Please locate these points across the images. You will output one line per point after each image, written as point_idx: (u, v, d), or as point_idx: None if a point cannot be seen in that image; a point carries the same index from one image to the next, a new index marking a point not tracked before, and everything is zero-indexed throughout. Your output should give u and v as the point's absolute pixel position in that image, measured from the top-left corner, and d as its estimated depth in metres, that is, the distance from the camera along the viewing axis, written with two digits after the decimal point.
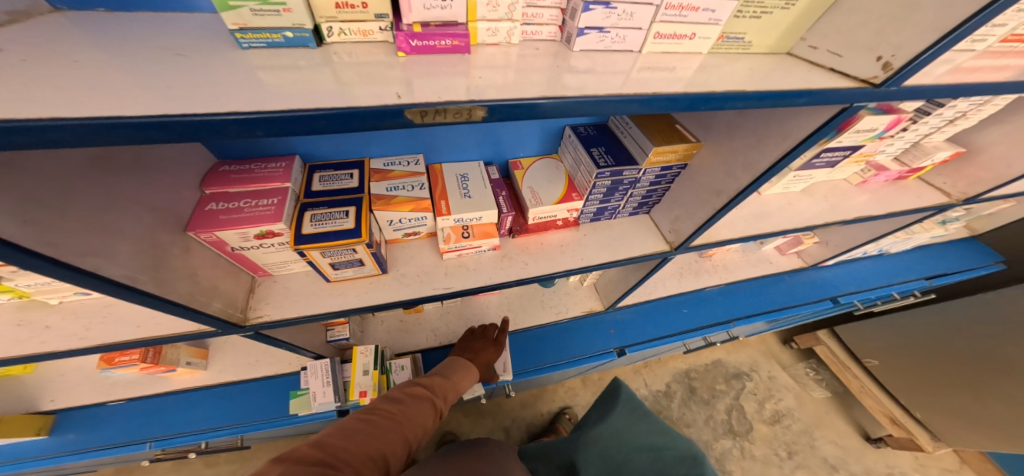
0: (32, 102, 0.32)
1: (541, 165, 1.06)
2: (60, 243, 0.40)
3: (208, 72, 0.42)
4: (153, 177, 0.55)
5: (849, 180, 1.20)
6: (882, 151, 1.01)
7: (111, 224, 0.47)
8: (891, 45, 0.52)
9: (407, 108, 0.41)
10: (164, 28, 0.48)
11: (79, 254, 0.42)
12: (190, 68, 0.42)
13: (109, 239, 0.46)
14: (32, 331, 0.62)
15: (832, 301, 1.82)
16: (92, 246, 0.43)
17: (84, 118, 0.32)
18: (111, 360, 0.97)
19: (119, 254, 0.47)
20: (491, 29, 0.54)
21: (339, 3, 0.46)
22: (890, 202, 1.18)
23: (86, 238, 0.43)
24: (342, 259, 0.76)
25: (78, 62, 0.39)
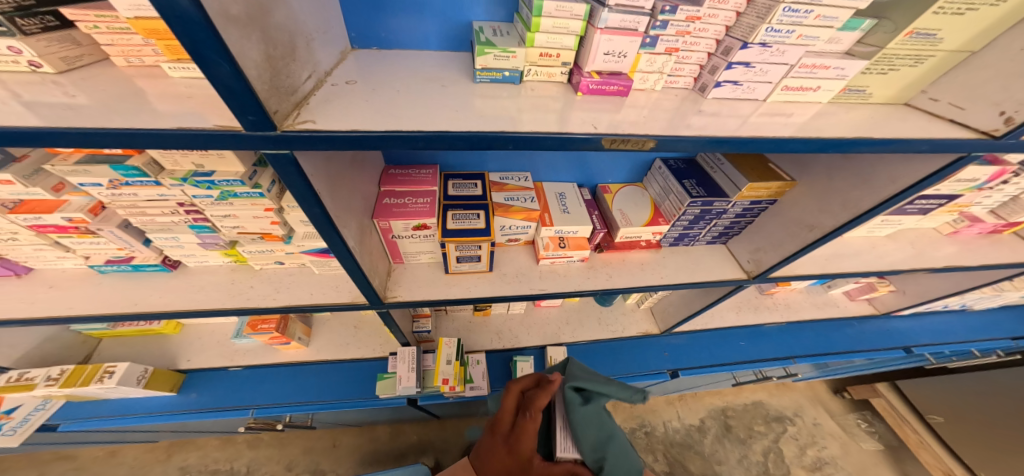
0: (376, 119, 0.51)
1: (628, 191, 1.16)
2: (338, 213, 0.59)
3: (451, 99, 0.59)
4: (367, 174, 0.75)
5: (939, 230, 1.27)
6: (978, 202, 1.09)
7: (353, 208, 0.66)
8: (1016, 101, 0.58)
9: (604, 136, 0.55)
10: (411, 63, 0.71)
11: (341, 224, 0.61)
12: (441, 98, 0.59)
13: (350, 218, 0.64)
14: (241, 288, 0.82)
15: (904, 350, 1.84)
16: (345, 220, 0.62)
17: (414, 132, 0.48)
18: (253, 326, 1.16)
19: (350, 229, 0.65)
20: (644, 78, 0.67)
21: (543, 53, 0.63)
22: (981, 254, 1.23)
23: (344, 213, 0.62)
24: (468, 254, 0.87)
25: (388, 88, 0.60)
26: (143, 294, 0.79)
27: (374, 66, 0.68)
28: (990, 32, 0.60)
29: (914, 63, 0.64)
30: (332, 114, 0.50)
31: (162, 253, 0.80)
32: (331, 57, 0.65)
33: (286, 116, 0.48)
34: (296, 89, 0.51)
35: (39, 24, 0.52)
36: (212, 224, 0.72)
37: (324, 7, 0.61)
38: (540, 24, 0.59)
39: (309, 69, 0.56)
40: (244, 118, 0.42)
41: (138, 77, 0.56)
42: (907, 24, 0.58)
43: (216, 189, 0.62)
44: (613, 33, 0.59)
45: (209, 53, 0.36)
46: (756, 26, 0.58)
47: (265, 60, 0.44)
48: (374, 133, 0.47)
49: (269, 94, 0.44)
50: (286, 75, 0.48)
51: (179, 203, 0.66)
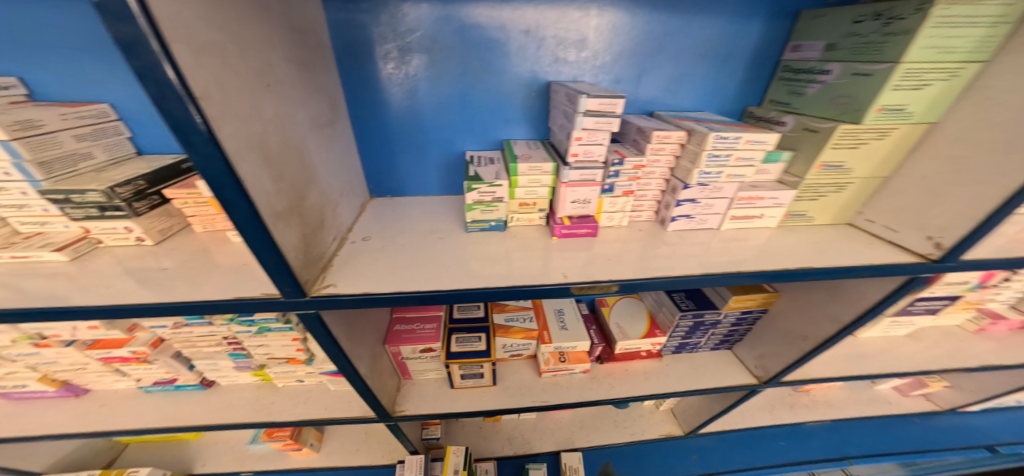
0: (389, 279, 0.62)
1: (624, 303, 1.21)
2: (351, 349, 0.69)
3: (444, 251, 0.71)
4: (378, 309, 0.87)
5: (964, 326, 1.20)
6: (990, 297, 1.07)
7: (367, 339, 0.78)
8: (937, 228, 0.67)
9: (573, 285, 0.63)
10: (419, 211, 0.86)
11: (356, 356, 0.70)
12: (440, 246, 0.72)
13: (364, 348, 0.75)
14: (264, 404, 0.90)
15: (987, 451, 1.59)
16: (360, 352, 0.72)
17: (412, 292, 0.59)
18: (268, 433, 1.22)
19: (364, 357, 0.74)
20: (610, 216, 0.79)
21: (522, 203, 0.75)
22: (1022, 352, 1.13)
23: (358, 346, 0.72)
24: (471, 372, 0.94)
25: (396, 241, 0.73)
26: (179, 410, 0.89)
27: (387, 216, 0.83)
28: (889, 163, 0.72)
29: (838, 190, 0.75)
30: (353, 277, 0.61)
31: (202, 374, 0.90)
32: (354, 212, 0.80)
33: (315, 282, 0.59)
34: (323, 255, 0.63)
35: (148, 204, 0.67)
36: (246, 352, 0.83)
37: (347, 170, 0.77)
38: (518, 181, 0.71)
39: (334, 232, 0.69)
40: (283, 290, 0.53)
41: (210, 243, 0.70)
42: (816, 156, 0.71)
43: (255, 325, 0.74)
44: (577, 185, 0.70)
45: (260, 244, 0.47)
46: (690, 170, 0.71)
47: (300, 240, 0.55)
48: (384, 293, 0.58)
49: (304, 268, 0.56)
50: (316, 245, 0.61)
51: (224, 337, 0.79)
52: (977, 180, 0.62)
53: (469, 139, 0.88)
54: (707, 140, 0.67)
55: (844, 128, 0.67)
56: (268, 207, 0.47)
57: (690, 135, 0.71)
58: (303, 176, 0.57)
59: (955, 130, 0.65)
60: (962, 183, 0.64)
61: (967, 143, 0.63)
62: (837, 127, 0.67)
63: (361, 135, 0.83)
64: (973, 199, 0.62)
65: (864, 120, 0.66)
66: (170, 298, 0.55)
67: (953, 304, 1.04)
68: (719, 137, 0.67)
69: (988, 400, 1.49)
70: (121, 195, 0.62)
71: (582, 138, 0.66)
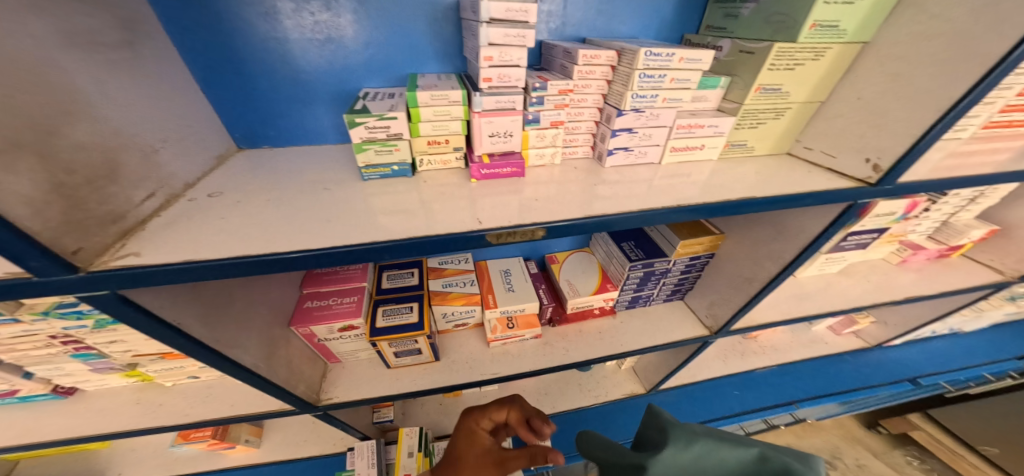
0: (238, 240, 0.47)
1: (575, 258, 1.17)
2: (220, 339, 0.55)
3: (333, 202, 0.57)
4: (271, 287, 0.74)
5: (888, 259, 1.24)
6: (912, 230, 1.09)
7: (253, 323, 0.64)
8: (875, 149, 0.63)
9: (488, 233, 0.54)
10: (305, 162, 0.70)
11: (230, 346, 0.56)
12: (321, 198, 0.58)
13: (246, 335, 0.61)
14: (149, 408, 0.76)
15: (910, 383, 1.68)
16: (237, 339, 0.58)
17: (269, 253, 0.45)
18: (187, 435, 1.13)
19: (249, 346, 0.61)
20: (539, 154, 0.71)
21: (431, 141, 0.64)
22: (939, 282, 1.18)
23: (235, 333, 0.58)
24: (405, 349, 0.84)
25: (260, 196, 0.56)
26: (35, 424, 0.73)
27: (254, 169, 0.66)
28: (826, 84, 0.68)
29: (777, 116, 0.71)
30: (169, 242, 0.45)
31: (52, 381, 0.74)
32: (201, 165, 0.62)
33: (99, 251, 0.41)
34: (121, 215, 0.45)
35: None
36: (98, 351, 0.66)
37: (172, 109, 0.57)
38: (419, 114, 0.60)
39: (150, 187, 0.50)
40: (22, 267, 0.35)
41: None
42: (753, 80, 0.65)
43: (87, 318, 0.57)
44: (491, 115, 0.61)
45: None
46: (624, 93, 0.64)
47: (46, 187, 0.36)
48: (227, 258, 0.44)
49: (59, 232, 0.37)
50: (98, 202, 0.42)
51: (51, 337, 0.61)
52: (917, 95, 0.57)
53: (363, 70, 0.71)
54: (637, 59, 0.59)
55: (779, 47, 0.61)
56: None
57: (621, 56, 0.64)
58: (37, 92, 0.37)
59: (892, 49, 0.60)
60: (901, 98, 0.59)
61: (903, 60, 0.58)
62: (771, 45, 0.61)
63: (205, 63, 0.63)
64: (912, 115, 0.58)
65: (800, 38, 0.60)
66: None
67: (880, 237, 1.06)
68: (649, 54, 0.59)
69: (911, 332, 1.51)
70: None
71: (492, 58, 0.56)
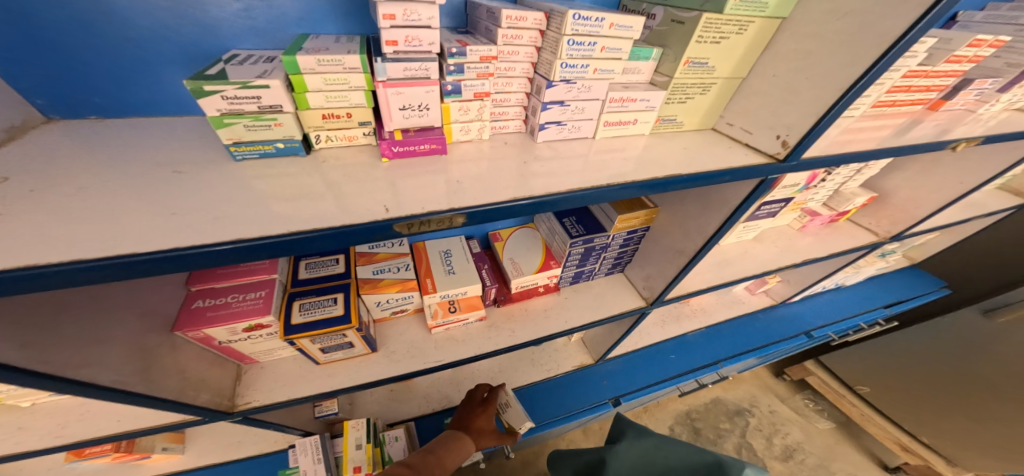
0: (51, 241, 0.37)
1: (520, 234, 1.15)
2: (55, 361, 0.44)
3: (206, 187, 0.48)
4: (136, 293, 0.62)
5: (791, 225, 1.36)
6: (811, 198, 1.21)
7: (103, 335, 0.53)
8: (785, 126, 0.65)
9: (397, 223, 0.48)
10: (160, 138, 0.57)
11: (76, 367, 0.46)
12: (193, 186, 0.48)
13: (100, 353, 0.50)
14: (4, 433, 0.63)
15: (805, 336, 1.87)
16: (84, 359, 0.47)
17: (109, 258, 0.36)
18: (79, 452, 0.98)
19: (108, 362, 0.50)
20: (464, 129, 0.65)
21: (325, 114, 0.54)
22: (829, 243, 1.34)
23: (78, 352, 0.47)
24: (332, 344, 0.78)
25: (70, 183, 0.45)
26: None
27: (78, 145, 0.53)
28: (749, 59, 0.68)
29: (703, 91, 0.71)
30: None
31: None
32: None
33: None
34: None
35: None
36: None
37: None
38: (304, 83, 0.50)
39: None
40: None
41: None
42: (682, 53, 0.64)
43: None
44: (401, 85, 0.53)
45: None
46: (552, 63, 0.61)
47: None
48: (18, 271, 0.34)
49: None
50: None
51: None
52: (822, 74, 0.59)
53: (226, 26, 0.59)
54: (565, 23, 0.55)
55: (707, 18, 0.60)
56: None
57: (550, 19, 0.59)
58: None
59: (805, 26, 0.60)
60: (809, 76, 0.61)
61: (815, 37, 0.59)
62: (700, 16, 0.60)
63: None
64: (817, 93, 0.60)
65: (726, 9, 0.59)
66: None
67: (787, 206, 1.16)
68: (578, 17, 0.55)
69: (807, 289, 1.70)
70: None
71: (396, 17, 0.48)
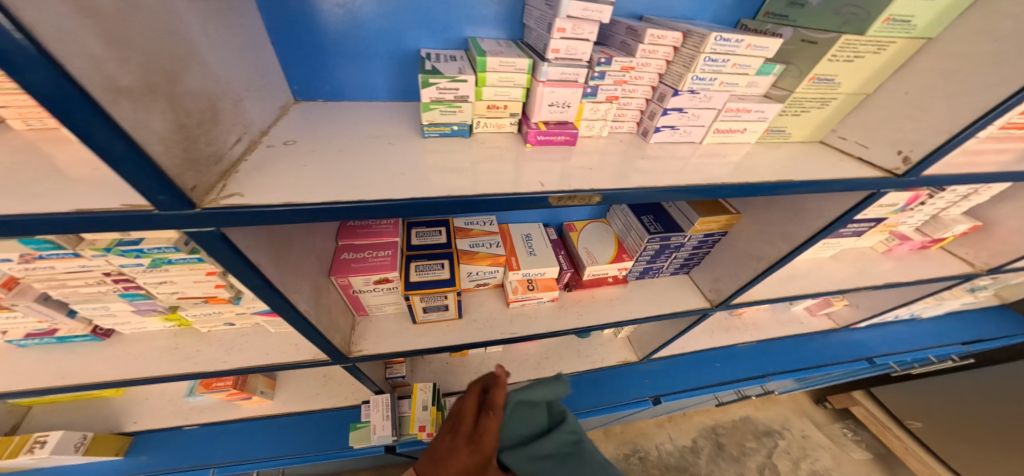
0: (319, 188, 0.48)
1: (593, 227, 1.20)
2: (285, 282, 0.57)
3: (393, 157, 0.59)
4: (318, 234, 0.75)
5: (875, 248, 1.34)
6: (904, 221, 1.17)
7: (304, 268, 0.65)
8: (909, 142, 0.67)
9: (550, 195, 0.56)
10: (365, 118, 0.71)
11: (291, 291, 0.59)
12: (383, 159, 0.58)
13: (302, 281, 0.63)
14: (186, 354, 0.78)
15: (867, 362, 1.80)
16: (296, 285, 0.60)
17: (354, 201, 0.47)
18: (206, 384, 1.13)
19: (304, 291, 0.63)
20: (590, 125, 0.72)
21: (490, 106, 0.66)
22: (916, 269, 1.29)
23: (295, 278, 0.61)
24: (433, 304, 0.87)
25: (331, 146, 0.59)
26: (72, 366, 0.74)
27: (319, 121, 0.67)
28: (878, 77, 0.70)
29: (821, 106, 0.73)
30: (264, 184, 0.48)
31: (92, 322, 0.75)
32: (272, 115, 0.64)
33: (209, 190, 0.45)
34: (221, 157, 0.49)
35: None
36: (145, 291, 0.68)
37: (253, 59, 0.59)
38: (485, 79, 0.62)
39: (237, 132, 0.53)
40: (154, 200, 0.39)
41: (37, 143, 0.52)
42: (809, 70, 0.67)
43: (146, 257, 0.59)
44: (555, 85, 0.63)
45: (103, 136, 0.32)
46: (683, 74, 0.65)
47: (176, 134, 0.40)
48: (308, 205, 0.45)
49: (183, 169, 0.41)
50: (206, 143, 0.46)
51: (105, 273, 0.63)
52: (963, 93, 0.61)
53: (424, 33, 0.71)
54: (706, 43, 0.59)
55: (846, 39, 0.62)
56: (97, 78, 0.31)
57: (686, 38, 0.64)
58: (164, 49, 0.40)
59: (950, 46, 0.62)
60: (950, 94, 0.63)
61: (960, 57, 0.61)
62: (839, 37, 0.61)
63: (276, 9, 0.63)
64: (956, 111, 0.62)
65: (869, 31, 0.61)
66: None
67: (875, 227, 1.13)
68: (719, 38, 0.59)
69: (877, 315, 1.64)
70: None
71: (565, 31, 0.58)
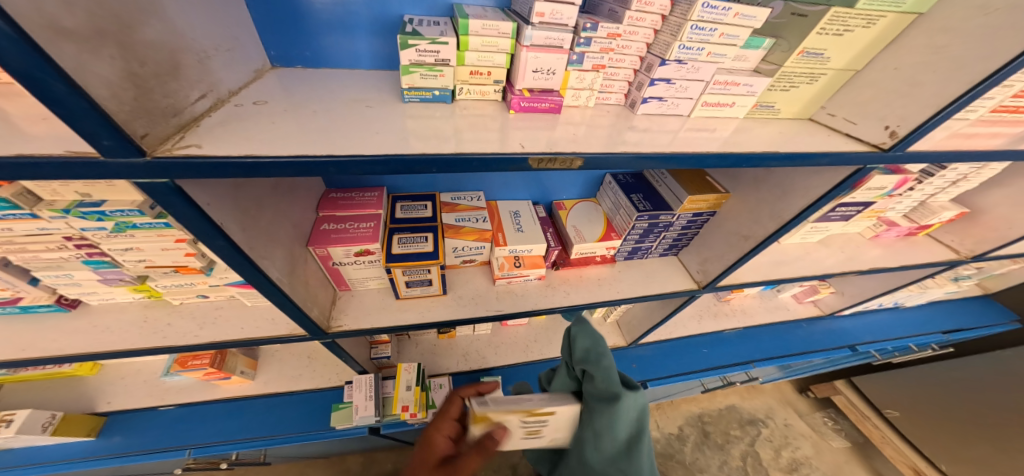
0: (283, 145, 0.45)
1: (581, 207, 1.18)
2: (254, 246, 0.54)
3: (375, 119, 0.57)
4: (297, 200, 0.72)
5: (863, 234, 1.35)
6: (892, 207, 1.19)
7: (277, 236, 0.62)
8: (897, 117, 0.67)
9: (530, 157, 0.55)
10: (346, 84, 0.67)
11: (261, 257, 0.56)
12: (362, 121, 0.55)
13: (274, 248, 0.60)
14: (157, 326, 0.75)
15: (850, 349, 1.83)
16: (267, 251, 0.58)
17: (324, 156, 0.45)
18: (183, 362, 1.11)
19: (276, 260, 0.61)
20: (575, 95, 0.70)
21: (473, 71, 0.64)
22: (903, 256, 1.31)
23: (266, 244, 0.58)
24: (416, 279, 0.85)
25: (305, 108, 0.56)
26: (33, 337, 0.71)
27: (297, 85, 0.64)
28: (868, 53, 0.69)
29: (810, 81, 0.72)
30: (225, 138, 0.44)
31: (56, 291, 0.71)
32: (245, 76, 0.60)
33: (163, 139, 0.41)
34: (180, 111, 0.44)
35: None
36: (111, 259, 0.64)
37: (224, 14, 0.55)
38: (467, 43, 0.60)
39: (203, 87, 0.49)
40: (96, 144, 0.35)
41: None
42: (798, 44, 0.65)
43: (109, 220, 0.54)
44: (539, 50, 0.60)
45: (34, 70, 0.29)
46: (670, 43, 0.63)
47: (125, 79, 0.36)
48: (277, 158, 0.43)
49: (132, 116, 0.37)
50: (162, 95, 0.41)
51: (66, 238, 0.58)
52: (954, 67, 0.61)
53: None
54: (692, 11, 0.57)
55: (835, 11, 0.60)
56: (26, 2, 0.28)
57: (674, 6, 0.62)
58: None
59: (943, 20, 0.61)
60: (939, 68, 0.63)
61: (951, 31, 0.61)
62: (829, 9, 0.60)
63: None
64: (945, 85, 0.62)
65: (857, 4, 0.60)
66: None
67: (864, 211, 1.14)
68: (705, 7, 0.57)
69: (862, 303, 1.67)
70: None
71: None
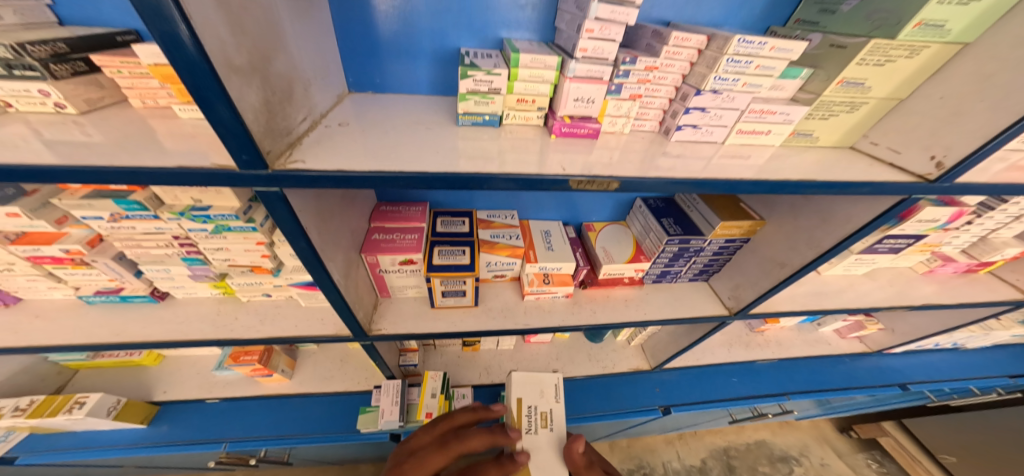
0: (365, 163, 0.52)
1: (611, 229, 1.22)
2: (324, 248, 0.62)
3: (433, 139, 0.64)
4: (356, 211, 0.80)
5: (915, 268, 1.30)
6: (946, 242, 1.14)
7: (340, 241, 0.70)
8: (943, 147, 0.67)
9: (571, 178, 0.60)
10: (406, 108, 0.75)
11: (328, 259, 0.63)
12: (426, 143, 0.62)
13: (337, 251, 0.68)
14: (226, 318, 0.84)
15: (900, 388, 1.72)
16: (331, 253, 0.65)
17: (399, 173, 0.52)
18: (235, 357, 1.19)
19: (337, 261, 0.67)
20: (612, 121, 0.75)
21: (519, 99, 0.70)
22: (961, 294, 1.24)
23: (332, 247, 0.65)
24: (453, 289, 0.90)
25: (378, 128, 0.64)
26: (122, 323, 0.80)
27: (370, 110, 0.72)
28: (911, 83, 0.70)
29: (851, 109, 0.73)
30: (321, 154, 0.52)
31: (152, 284, 0.82)
32: (331, 100, 0.69)
33: (279, 155, 0.49)
34: (291, 132, 0.53)
35: (69, 69, 0.55)
36: (203, 257, 0.75)
37: (322, 50, 0.65)
38: (517, 74, 0.67)
39: (304, 112, 0.58)
40: (237, 157, 0.44)
41: (148, 117, 0.58)
42: (838, 73, 0.67)
43: (211, 223, 0.65)
44: (582, 81, 0.66)
45: (211, 96, 0.38)
46: (705, 75, 0.67)
47: (262, 105, 0.45)
48: (362, 172, 0.50)
49: (263, 135, 0.46)
50: (281, 118, 0.50)
51: (174, 236, 0.69)
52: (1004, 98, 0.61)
53: (465, 35, 0.76)
54: (729, 45, 0.62)
55: (875, 43, 0.63)
56: (216, 48, 0.37)
57: (710, 41, 0.66)
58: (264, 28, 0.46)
59: (990, 51, 0.62)
60: (987, 98, 0.62)
61: (1001, 60, 0.61)
62: (869, 41, 0.63)
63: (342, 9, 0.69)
64: (992, 116, 0.62)
65: (900, 36, 0.62)
66: (75, 162, 0.43)
67: (914, 244, 1.09)
68: (742, 41, 0.61)
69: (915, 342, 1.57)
70: (35, 54, 0.52)
71: (593, 31, 0.61)
